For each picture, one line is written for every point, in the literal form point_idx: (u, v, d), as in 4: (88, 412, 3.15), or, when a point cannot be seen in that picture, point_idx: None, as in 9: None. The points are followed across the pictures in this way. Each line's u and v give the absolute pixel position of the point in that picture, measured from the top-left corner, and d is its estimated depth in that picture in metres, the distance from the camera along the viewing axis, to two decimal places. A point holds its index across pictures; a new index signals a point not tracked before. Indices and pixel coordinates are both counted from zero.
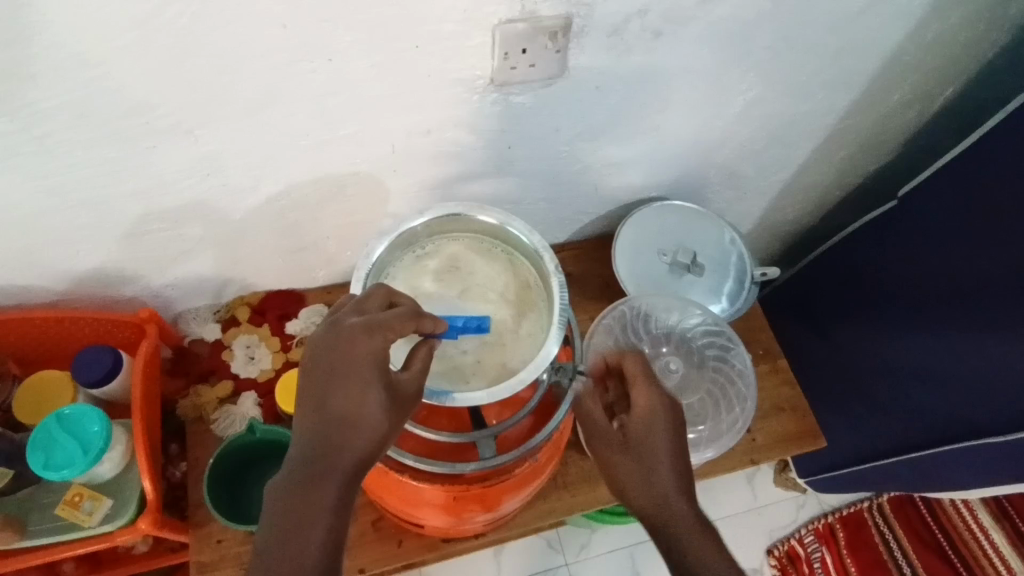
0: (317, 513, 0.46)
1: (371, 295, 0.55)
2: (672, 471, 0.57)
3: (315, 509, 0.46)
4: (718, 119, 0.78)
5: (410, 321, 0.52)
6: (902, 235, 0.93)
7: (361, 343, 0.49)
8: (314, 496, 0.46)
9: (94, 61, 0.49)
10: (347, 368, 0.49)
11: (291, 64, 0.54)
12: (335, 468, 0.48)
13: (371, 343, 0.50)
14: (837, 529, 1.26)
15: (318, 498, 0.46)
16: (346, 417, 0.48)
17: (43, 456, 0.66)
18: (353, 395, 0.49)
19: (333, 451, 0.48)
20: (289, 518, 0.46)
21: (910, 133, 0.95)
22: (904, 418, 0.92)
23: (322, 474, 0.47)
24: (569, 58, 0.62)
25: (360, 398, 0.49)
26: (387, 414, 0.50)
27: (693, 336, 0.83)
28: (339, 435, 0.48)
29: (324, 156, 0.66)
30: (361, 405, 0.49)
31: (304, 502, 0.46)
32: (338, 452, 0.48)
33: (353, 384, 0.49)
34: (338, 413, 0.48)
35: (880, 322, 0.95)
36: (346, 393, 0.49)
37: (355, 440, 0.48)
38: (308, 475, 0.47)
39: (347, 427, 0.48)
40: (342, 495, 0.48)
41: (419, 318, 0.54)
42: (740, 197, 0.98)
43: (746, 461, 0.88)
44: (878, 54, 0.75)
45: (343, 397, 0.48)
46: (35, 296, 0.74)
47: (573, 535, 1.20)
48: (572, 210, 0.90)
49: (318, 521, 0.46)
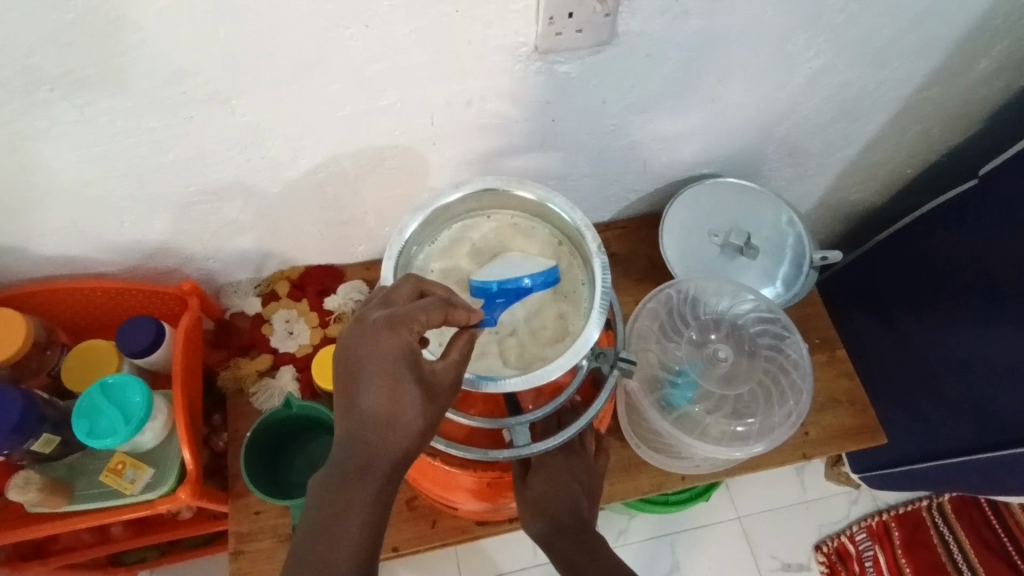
0: (352, 513, 0.47)
1: (401, 285, 0.53)
2: (564, 502, 0.66)
3: (350, 506, 0.47)
4: (781, 90, 0.72)
5: (437, 311, 0.49)
6: (981, 219, 0.85)
7: (386, 342, 0.47)
8: (348, 494, 0.47)
9: (129, 26, 0.48)
10: (374, 367, 0.47)
11: (327, 30, 0.52)
12: (372, 469, 0.47)
13: (398, 340, 0.47)
14: (892, 528, 1.20)
15: (354, 498, 0.47)
16: (378, 417, 0.47)
17: (87, 424, 0.68)
18: (386, 395, 0.47)
19: (368, 451, 0.47)
20: (326, 514, 0.47)
21: (996, 107, 0.86)
22: (975, 416, 0.85)
23: (358, 474, 0.47)
24: (619, 23, 0.57)
25: (391, 399, 0.47)
26: (422, 410, 0.48)
27: (744, 323, 0.79)
28: (375, 435, 0.47)
29: (363, 128, 0.64)
30: (393, 404, 0.47)
31: (341, 501, 0.47)
32: (373, 453, 0.47)
33: (383, 383, 0.46)
34: (370, 413, 0.47)
35: (953, 312, 0.88)
36: (376, 393, 0.46)
37: (391, 440, 0.47)
38: (342, 476, 0.47)
39: (382, 426, 0.47)
40: (379, 494, 0.47)
41: (450, 307, 0.50)
42: (800, 175, 0.91)
43: (798, 455, 0.83)
44: (966, 16, 0.67)
45: (375, 398, 0.46)
46: (85, 266, 0.76)
47: (610, 522, 1.17)
48: (619, 187, 0.85)
49: (353, 518, 0.47)
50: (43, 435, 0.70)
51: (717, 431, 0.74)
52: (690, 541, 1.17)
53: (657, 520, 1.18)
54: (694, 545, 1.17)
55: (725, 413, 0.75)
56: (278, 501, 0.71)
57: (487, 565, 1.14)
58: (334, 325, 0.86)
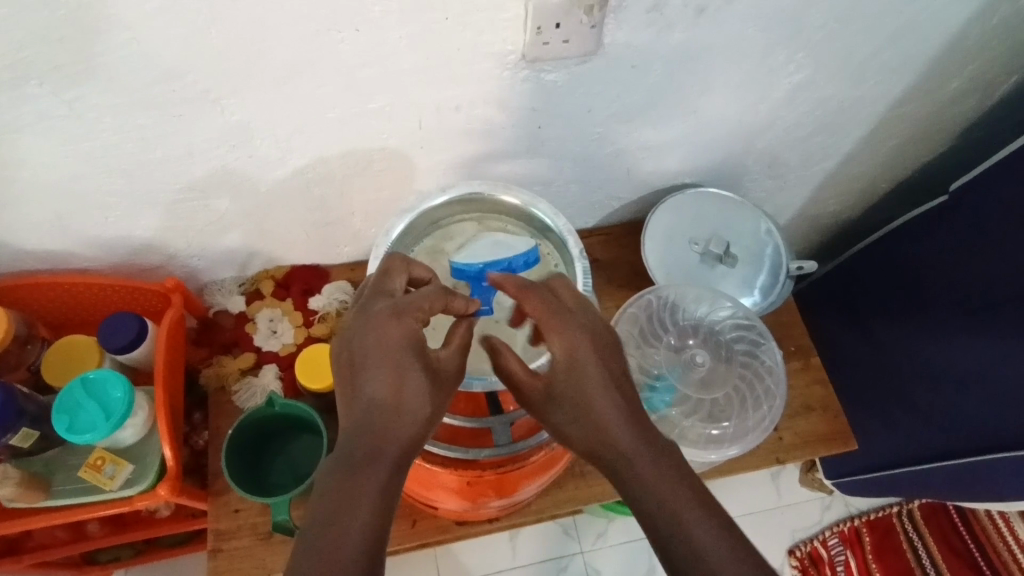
0: (362, 501, 0.44)
1: (394, 268, 0.56)
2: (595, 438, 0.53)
3: (359, 494, 0.44)
4: (762, 104, 0.75)
5: (437, 299, 0.53)
6: (951, 233, 0.88)
7: (390, 330, 0.49)
8: (358, 481, 0.45)
9: (123, 25, 0.49)
10: (380, 355, 0.49)
11: (319, 34, 0.53)
12: (379, 455, 0.46)
13: (402, 326, 0.50)
14: (863, 533, 1.23)
15: (361, 487, 0.45)
16: (385, 404, 0.48)
17: (68, 419, 0.67)
18: (391, 381, 0.48)
19: (377, 436, 0.47)
20: (334, 504, 0.44)
21: (967, 125, 0.89)
22: (944, 424, 0.88)
23: (366, 460, 0.46)
24: (605, 34, 0.59)
25: (398, 386, 0.49)
26: (428, 397, 0.50)
27: (722, 330, 0.81)
28: (382, 423, 0.48)
29: (352, 130, 0.65)
30: (400, 390, 0.48)
31: (349, 488, 0.45)
32: (382, 439, 0.47)
33: (390, 370, 0.48)
34: (376, 399, 0.48)
35: (923, 323, 0.91)
36: (382, 379, 0.48)
37: (399, 426, 0.48)
38: (350, 465, 0.46)
39: (390, 413, 0.48)
40: (388, 483, 0.46)
41: (449, 295, 0.54)
42: (779, 187, 0.94)
43: (771, 460, 0.85)
44: (938, 38, 0.70)
45: (383, 385, 0.48)
46: (68, 261, 0.75)
47: (589, 524, 1.19)
48: (603, 194, 0.87)
49: (361, 508, 0.44)
50: (22, 430, 0.69)
51: (693, 434, 0.76)
52: None
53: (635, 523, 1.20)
54: None
55: (702, 416, 0.77)
56: (258, 499, 0.71)
57: (465, 567, 1.14)
58: (318, 325, 0.86)
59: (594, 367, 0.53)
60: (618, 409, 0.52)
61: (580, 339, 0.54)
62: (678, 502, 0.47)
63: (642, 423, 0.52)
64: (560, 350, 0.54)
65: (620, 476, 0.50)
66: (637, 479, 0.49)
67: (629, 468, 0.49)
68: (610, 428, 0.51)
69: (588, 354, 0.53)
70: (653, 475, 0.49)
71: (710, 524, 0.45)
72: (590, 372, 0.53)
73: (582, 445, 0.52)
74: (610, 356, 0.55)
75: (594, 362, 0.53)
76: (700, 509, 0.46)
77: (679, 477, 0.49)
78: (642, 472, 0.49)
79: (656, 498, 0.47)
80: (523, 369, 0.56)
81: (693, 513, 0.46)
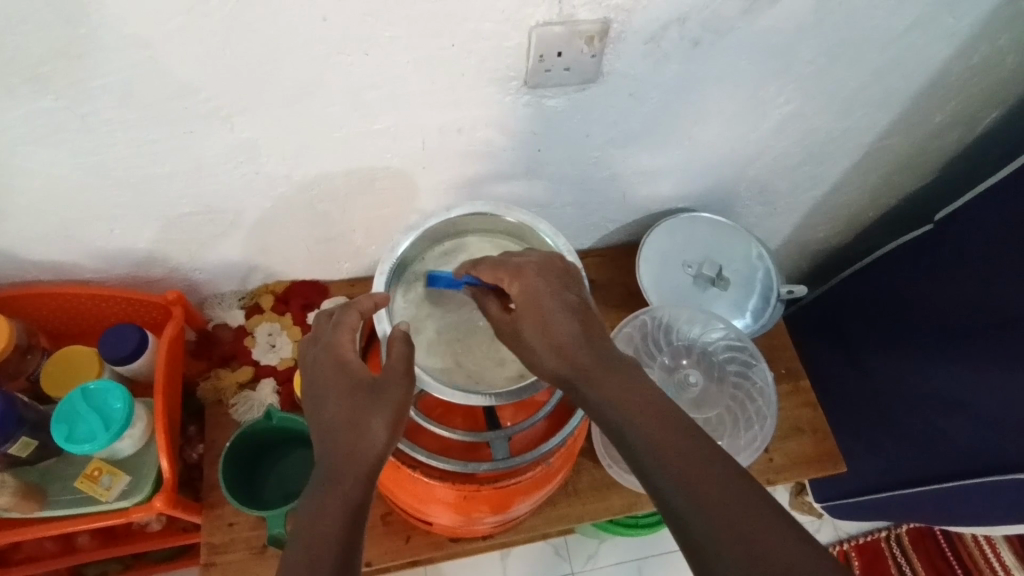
0: (328, 519, 0.46)
1: (317, 321, 0.58)
2: (586, 345, 0.54)
3: (327, 512, 0.47)
4: (754, 133, 0.77)
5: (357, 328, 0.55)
6: (936, 261, 0.91)
7: (326, 362, 0.54)
8: (326, 502, 0.47)
9: (143, 42, 0.50)
10: (326, 390, 0.52)
11: (330, 57, 0.55)
12: (344, 475, 0.49)
13: (337, 356, 0.54)
14: (852, 558, 1.23)
15: (334, 500, 0.47)
16: (343, 425, 0.50)
17: (66, 429, 0.68)
18: (341, 404, 0.51)
19: (342, 455, 0.49)
20: (305, 527, 0.46)
21: (950, 157, 0.92)
22: (929, 448, 0.89)
23: (332, 482, 0.48)
24: (604, 63, 0.61)
25: (349, 406, 0.51)
26: (377, 406, 0.51)
27: (715, 351, 0.83)
28: (346, 443, 0.50)
29: (358, 149, 0.67)
30: (353, 410, 0.51)
31: (318, 511, 0.47)
32: (347, 457, 0.49)
33: (338, 397, 0.52)
34: (336, 424, 0.51)
35: (909, 348, 0.93)
36: (333, 405, 0.51)
37: (360, 440, 0.50)
38: (319, 491, 0.48)
39: (348, 431, 0.50)
40: (360, 497, 0.48)
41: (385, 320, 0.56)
42: (770, 213, 0.96)
43: (762, 480, 0.86)
44: (922, 74, 0.73)
45: (335, 408, 0.51)
46: (72, 272, 0.76)
47: (580, 544, 1.19)
48: (599, 217, 0.89)
49: (327, 523, 0.46)
50: (21, 439, 0.69)
51: None
52: (656, 566, 1.19)
53: (626, 544, 1.20)
54: (661, 570, 1.19)
55: None
56: (254, 512, 0.71)
57: None
58: None
59: (549, 293, 0.55)
60: (578, 333, 0.54)
61: (531, 274, 0.56)
62: (641, 413, 0.48)
63: (600, 342, 0.54)
64: (515, 290, 0.56)
65: (591, 404, 0.51)
66: (610, 405, 0.50)
67: (598, 393, 0.51)
68: (573, 349, 0.53)
69: (542, 286, 0.56)
70: (628, 401, 0.50)
71: (682, 437, 0.46)
72: (544, 301, 0.55)
73: (551, 370, 0.54)
74: (565, 287, 0.57)
75: (549, 294, 0.55)
76: (670, 424, 0.47)
77: (648, 391, 0.50)
78: (610, 393, 0.50)
79: (627, 416, 0.49)
80: (501, 308, 0.59)
81: (662, 426, 0.47)
